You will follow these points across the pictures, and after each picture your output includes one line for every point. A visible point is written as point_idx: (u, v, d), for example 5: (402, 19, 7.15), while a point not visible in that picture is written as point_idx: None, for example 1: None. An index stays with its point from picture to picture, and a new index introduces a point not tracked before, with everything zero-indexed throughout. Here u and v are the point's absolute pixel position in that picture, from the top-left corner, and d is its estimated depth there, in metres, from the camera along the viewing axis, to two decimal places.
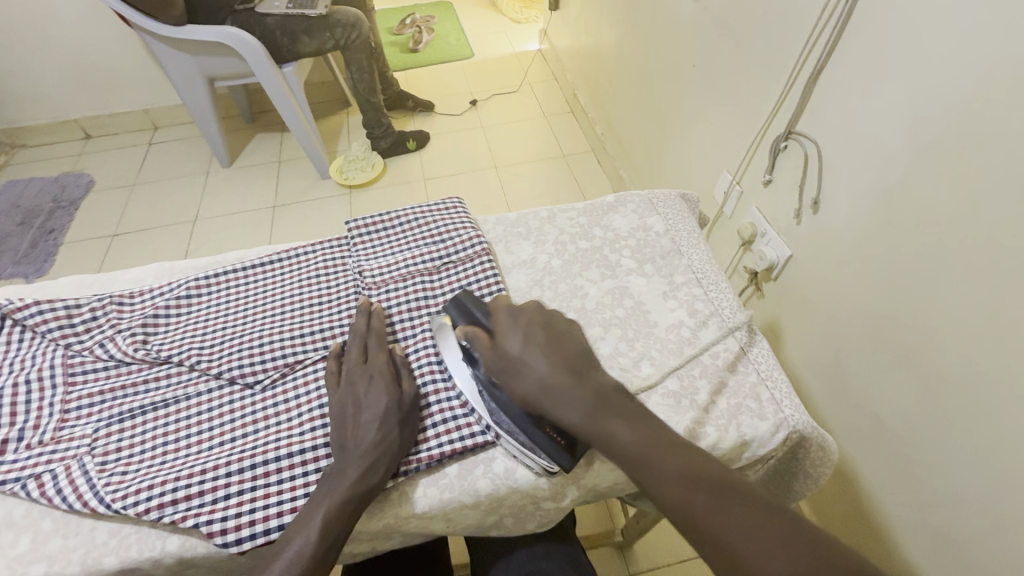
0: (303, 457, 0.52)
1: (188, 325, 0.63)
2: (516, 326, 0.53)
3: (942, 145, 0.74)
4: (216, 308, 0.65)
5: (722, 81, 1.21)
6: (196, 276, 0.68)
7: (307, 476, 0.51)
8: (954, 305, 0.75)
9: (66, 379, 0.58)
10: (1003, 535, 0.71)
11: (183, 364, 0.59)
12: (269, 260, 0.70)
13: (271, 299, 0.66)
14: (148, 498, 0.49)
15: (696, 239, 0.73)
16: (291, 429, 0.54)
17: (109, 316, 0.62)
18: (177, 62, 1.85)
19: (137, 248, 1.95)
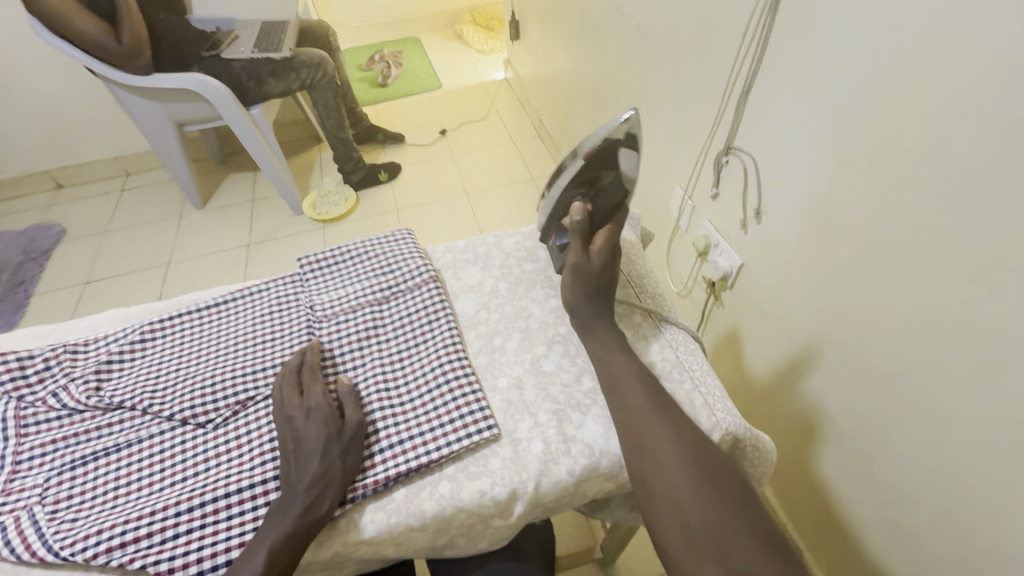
0: (253, 492, 0.53)
1: (142, 370, 0.64)
2: (604, 262, 0.64)
3: (857, 154, 0.79)
4: (170, 350, 0.67)
5: (667, 103, 1.27)
6: (150, 321, 0.70)
7: (256, 510, 0.52)
8: (883, 302, 0.79)
9: (19, 430, 0.59)
10: (962, 517, 0.74)
11: (136, 409, 0.60)
12: (223, 301, 0.72)
13: (225, 339, 0.68)
14: (96, 543, 0.49)
15: (634, 255, 0.77)
16: (241, 465, 0.55)
17: (62, 365, 0.63)
18: (145, 110, 1.89)
19: (110, 294, 1.94)
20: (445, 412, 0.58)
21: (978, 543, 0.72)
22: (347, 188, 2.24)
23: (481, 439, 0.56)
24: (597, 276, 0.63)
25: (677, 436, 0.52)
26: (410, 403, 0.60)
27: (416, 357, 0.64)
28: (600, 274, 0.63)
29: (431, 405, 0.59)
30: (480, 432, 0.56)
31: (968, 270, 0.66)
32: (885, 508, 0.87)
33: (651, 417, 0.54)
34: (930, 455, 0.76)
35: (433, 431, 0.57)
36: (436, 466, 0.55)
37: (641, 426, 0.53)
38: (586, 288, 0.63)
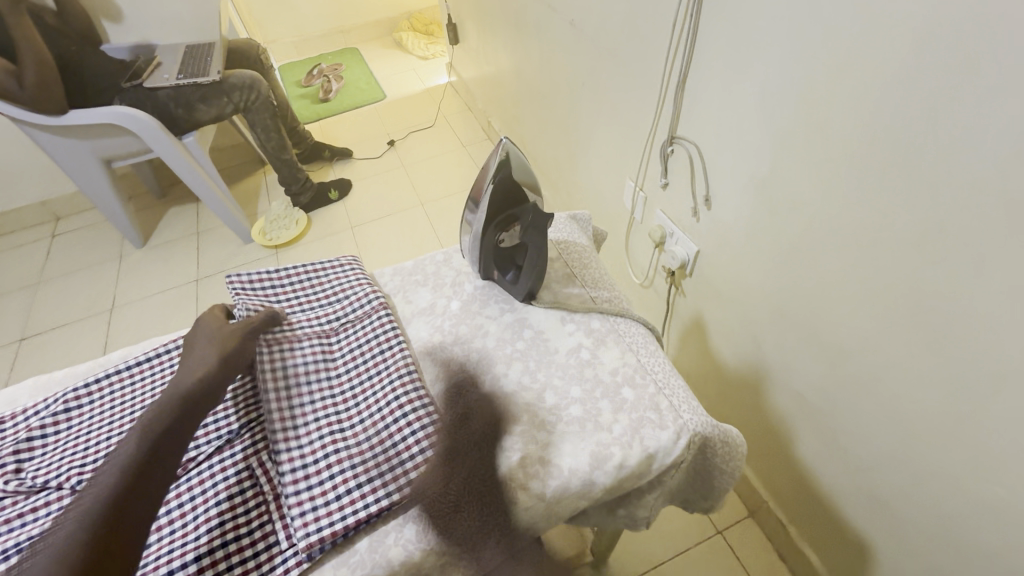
0: (198, 565, 0.49)
1: (67, 445, 0.59)
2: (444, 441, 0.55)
3: (794, 136, 0.80)
4: (99, 418, 0.62)
5: (609, 98, 1.27)
6: (74, 386, 0.64)
7: (198, 562, 0.49)
8: (835, 278, 0.80)
9: None
10: (928, 480, 0.76)
11: (63, 488, 0.55)
12: (156, 357, 0.67)
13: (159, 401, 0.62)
14: None
15: (587, 259, 0.75)
16: (186, 536, 0.51)
17: None
18: (66, 151, 1.76)
19: (50, 349, 1.81)
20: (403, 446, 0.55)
21: (949, 502, 0.74)
22: (296, 211, 2.16)
23: None
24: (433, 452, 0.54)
25: None
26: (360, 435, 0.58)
27: (370, 391, 0.61)
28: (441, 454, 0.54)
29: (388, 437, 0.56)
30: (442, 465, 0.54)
31: (911, 242, 0.67)
32: (858, 477, 0.89)
33: None
34: (895, 423, 0.78)
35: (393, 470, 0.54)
36: (399, 508, 0.53)
37: None
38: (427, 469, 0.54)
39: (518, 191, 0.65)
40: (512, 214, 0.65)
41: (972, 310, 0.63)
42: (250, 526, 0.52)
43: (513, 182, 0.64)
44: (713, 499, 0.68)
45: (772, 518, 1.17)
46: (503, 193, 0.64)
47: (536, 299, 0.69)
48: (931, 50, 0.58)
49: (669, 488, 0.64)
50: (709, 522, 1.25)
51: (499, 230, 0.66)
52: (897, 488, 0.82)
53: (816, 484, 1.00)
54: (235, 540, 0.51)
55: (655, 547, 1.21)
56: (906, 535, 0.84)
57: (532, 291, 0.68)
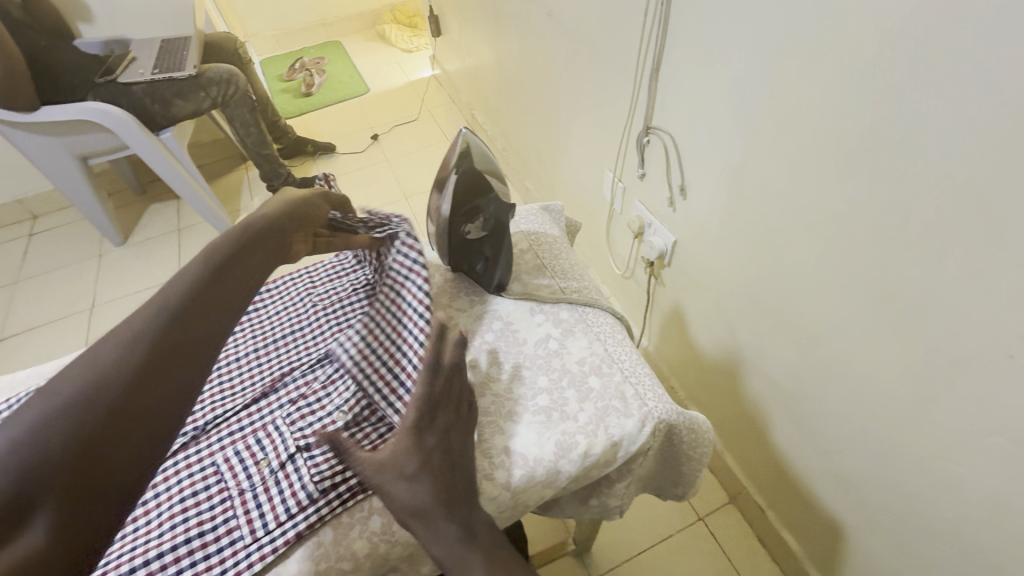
0: (161, 562, 0.48)
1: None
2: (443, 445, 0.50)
3: (762, 125, 0.80)
4: None
5: (587, 89, 1.26)
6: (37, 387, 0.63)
7: (161, 559, 0.49)
8: (805, 265, 0.81)
9: None
10: (896, 463, 0.77)
11: None
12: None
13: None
14: None
15: (557, 250, 0.75)
16: (149, 534, 0.51)
17: None
18: (39, 148, 1.73)
19: (29, 349, 1.79)
20: (367, 431, 0.58)
21: (916, 484, 0.75)
22: None
23: None
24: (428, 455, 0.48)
25: None
26: (328, 417, 0.59)
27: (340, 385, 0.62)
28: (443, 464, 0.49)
29: (353, 417, 0.59)
30: None
31: (875, 229, 0.68)
32: (829, 461, 0.91)
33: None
34: (863, 407, 0.79)
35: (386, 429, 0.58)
36: (366, 497, 0.53)
37: None
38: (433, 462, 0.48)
39: (483, 181, 0.64)
40: (475, 203, 0.65)
41: (933, 296, 0.64)
42: (216, 521, 0.52)
43: (476, 172, 0.63)
44: (683, 485, 0.68)
45: (752, 505, 1.18)
46: (466, 184, 0.63)
47: (505, 290, 0.69)
48: (889, 39, 0.58)
49: (638, 475, 0.64)
50: (691, 509, 1.26)
51: (464, 221, 0.65)
52: (866, 470, 0.83)
53: (791, 469, 1.02)
54: (199, 535, 0.50)
55: (639, 535, 1.22)
56: (876, 516, 0.85)
57: (502, 282, 0.69)
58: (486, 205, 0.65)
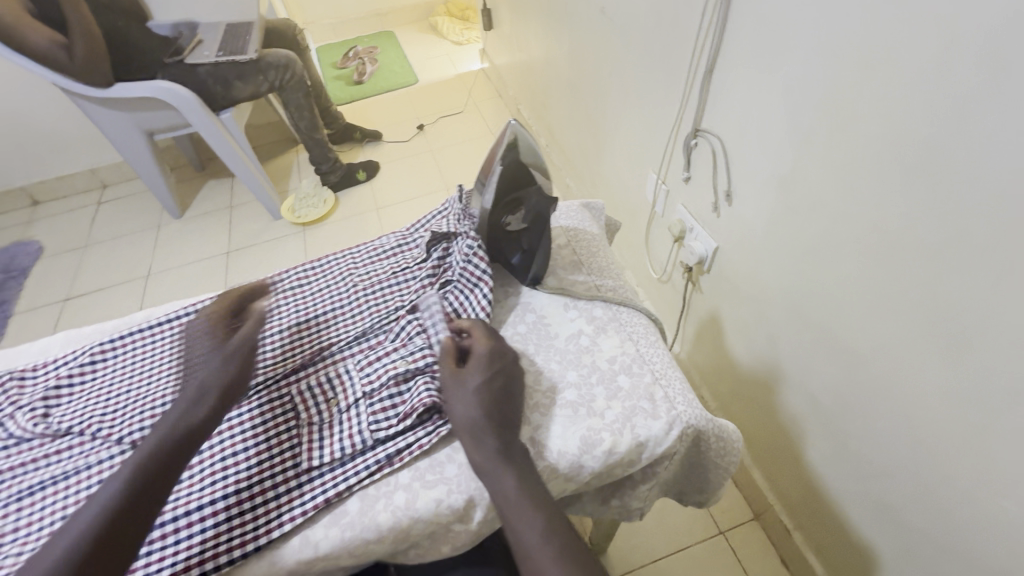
0: (202, 514, 0.52)
1: (92, 393, 0.64)
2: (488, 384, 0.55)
3: (817, 133, 0.77)
4: (120, 371, 0.66)
5: (636, 88, 1.24)
6: (100, 341, 0.69)
7: (202, 511, 0.52)
8: (853, 280, 0.78)
9: None
10: (936, 494, 0.74)
11: (85, 434, 0.60)
12: (174, 317, 0.71)
13: (177, 353, 0.67)
14: None
15: (596, 248, 0.75)
16: (192, 486, 0.55)
17: (9, 394, 0.65)
18: (112, 122, 1.85)
19: (91, 309, 1.92)
20: (417, 386, 0.59)
21: (958, 518, 0.72)
22: (324, 190, 2.21)
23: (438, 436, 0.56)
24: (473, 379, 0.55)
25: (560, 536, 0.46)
26: (390, 364, 0.61)
27: (380, 364, 0.62)
28: (492, 394, 0.54)
29: (413, 368, 0.60)
30: (436, 427, 0.56)
31: (932, 247, 0.65)
32: (864, 485, 0.88)
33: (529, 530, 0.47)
34: (906, 432, 0.76)
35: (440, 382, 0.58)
36: (394, 472, 0.55)
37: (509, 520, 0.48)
38: (486, 391, 0.54)
39: (526, 172, 0.66)
40: (515, 198, 0.66)
41: (986, 323, 0.61)
42: (252, 482, 0.55)
43: (521, 163, 0.65)
44: (707, 493, 0.68)
45: (777, 524, 1.15)
46: (506, 179, 0.64)
47: (541, 284, 0.69)
48: (961, 48, 0.55)
49: (663, 479, 0.64)
50: (712, 521, 1.24)
51: (505, 212, 0.66)
52: (906, 502, 0.80)
53: (823, 491, 0.99)
54: (235, 493, 0.54)
55: (656, 543, 1.21)
56: (913, 547, 0.82)
57: (537, 276, 0.69)
58: (528, 195, 0.66)
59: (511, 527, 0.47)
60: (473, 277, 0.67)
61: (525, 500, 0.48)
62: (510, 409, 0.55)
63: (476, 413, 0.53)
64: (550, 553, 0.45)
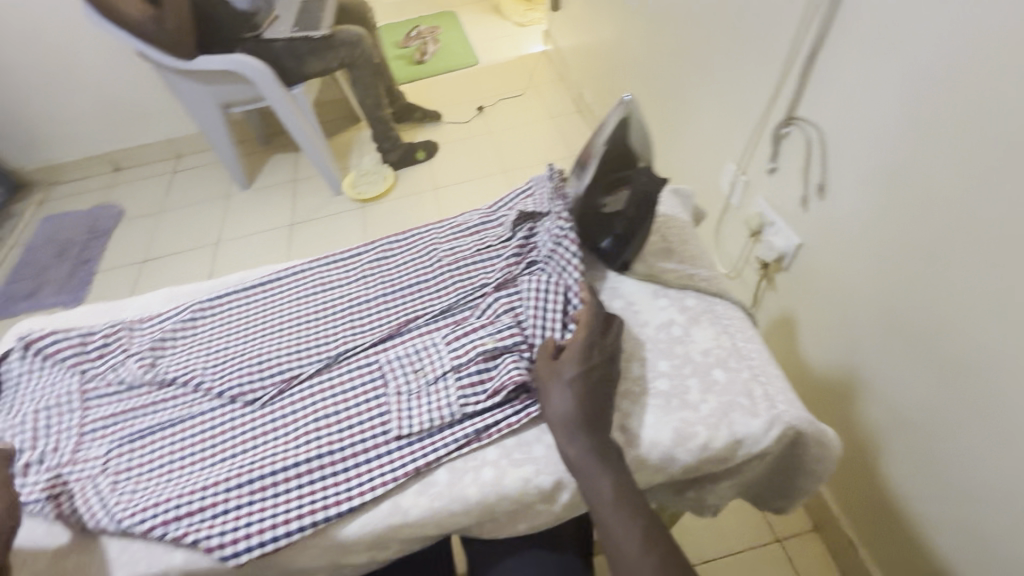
0: (298, 471, 0.57)
1: (193, 347, 0.70)
2: (582, 378, 0.54)
3: (937, 127, 0.72)
4: (218, 329, 0.73)
5: (720, 73, 1.19)
6: (200, 300, 0.76)
7: (298, 467, 0.57)
8: (961, 289, 0.73)
9: (82, 403, 0.65)
10: None
11: (187, 385, 0.66)
12: (270, 279, 0.79)
13: (275, 317, 0.73)
14: (154, 516, 0.55)
15: (686, 237, 0.73)
16: (287, 444, 0.59)
17: (120, 341, 0.71)
18: (194, 93, 1.93)
19: (166, 272, 2.03)
20: (505, 363, 0.59)
21: None
22: (385, 167, 2.25)
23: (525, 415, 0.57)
24: (568, 372, 0.54)
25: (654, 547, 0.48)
26: (478, 340, 0.61)
27: (466, 339, 0.62)
28: (587, 388, 0.54)
29: (500, 346, 0.60)
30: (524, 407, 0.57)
31: None
32: (946, 507, 0.82)
33: (625, 539, 0.48)
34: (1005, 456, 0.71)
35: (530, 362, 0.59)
36: (482, 447, 0.57)
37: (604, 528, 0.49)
38: (581, 386, 0.54)
39: (630, 153, 0.65)
40: (622, 176, 0.65)
41: None
42: (342, 444, 0.58)
43: (625, 143, 0.64)
44: (790, 498, 0.65)
45: (841, 538, 1.09)
46: (611, 156, 0.63)
47: (628, 270, 0.68)
48: None
49: (744, 478, 0.61)
50: (768, 527, 1.19)
51: (605, 191, 0.65)
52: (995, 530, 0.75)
53: (901, 509, 0.92)
54: (330, 454, 0.57)
55: (707, 543, 1.17)
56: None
57: (626, 262, 0.68)
58: (631, 175, 0.65)
59: (606, 528, 0.49)
60: (563, 259, 0.64)
61: (622, 506, 0.49)
62: (604, 402, 0.54)
63: (571, 408, 0.53)
64: (642, 563, 0.47)
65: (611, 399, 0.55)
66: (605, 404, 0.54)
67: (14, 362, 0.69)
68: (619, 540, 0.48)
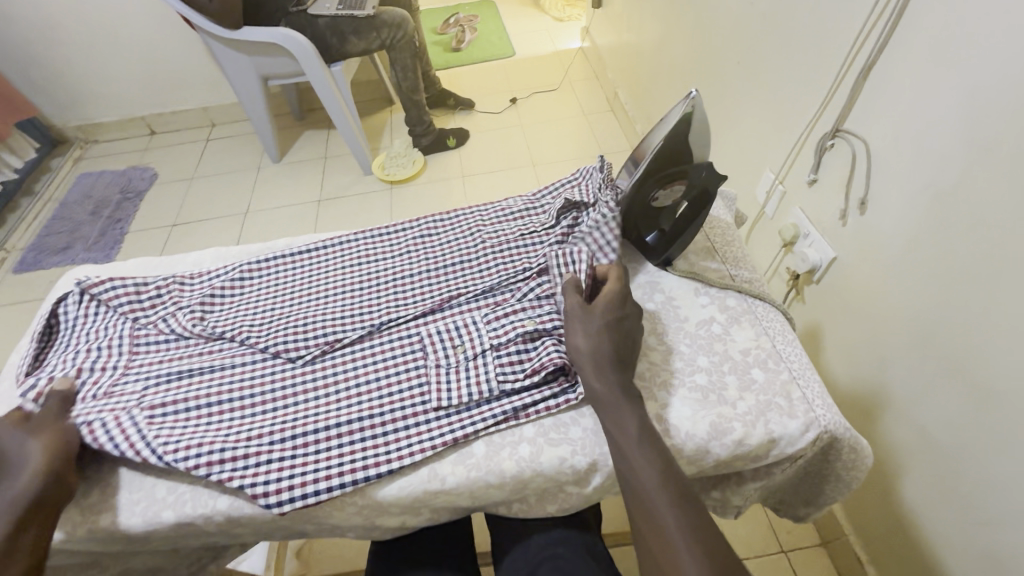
0: (339, 431, 0.59)
1: (240, 306, 0.73)
2: (603, 320, 0.58)
3: (989, 151, 0.72)
4: (264, 291, 0.76)
5: (767, 81, 1.18)
6: (248, 262, 0.80)
7: (339, 428, 0.59)
8: (995, 316, 0.73)
9: (132, 347, 0.68)
10: None
11: (235, 340, 0.68)
12: (315, 248, 0.81)
13: (319, 284, 0.76)
14: (197, 457, 0.56)
15: (729, 239, 0.75)
16: (328, 405, 0.61)
17: (172, 294, 0.74)
18: (236, 64, 1.96)
19: (194, 238, 2.06)
20: (545, 345, 0.61)
21: None
22: (415, 151, 2.27)
23: (563, 401, 0.59)
24: (595, 315, 0.59)
25: (670, 480, 0.50)
26: (518, 322, 0.64)
27: (506, 321, 0.64)
28: (611, 330, 0.58)
29: (541, 329, 0.62)
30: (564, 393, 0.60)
31: None
32: (963, 530, 0.83)
33: (644, 468, 0.51)
34: None
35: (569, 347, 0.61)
36: (518, 426, 0.59)
37: (625, 460, 0.52)
38: (605, 327, 0.58)
39: (689, 148, 0.64)
40: (681, 170, 0.65)
41: None
42: (383, 410, 0.60)
43: (685, 139, 0.63)
44: (815, 506, 0.65)
45: (849, 554, 1.09)
46: (669, 149, 0.63)
47: (670, 266, 0.71)
48: None
49: (774, 481, 0.62)
50: (774, 538, 1.19)
51: (659, 184, 0.66)
52: (1011, 555, 0.75)
53: (914, 530, 0.93)
54: (370, 418, 0.59)
55: None
56: None
57: (670, 257, 0.70)
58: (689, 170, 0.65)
59: (624, 458, 0.52)
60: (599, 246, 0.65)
61: (643, 441, 0.52)
62: (628, 351, 0.58)
63: (599, 348, 0.57)
64: (658, 488, 0.50)
65: (632, 349, 0.59)
66: (628, 352, 0.58)
67: (71, 305, 0.71)
68: (639, 471, 0.51)
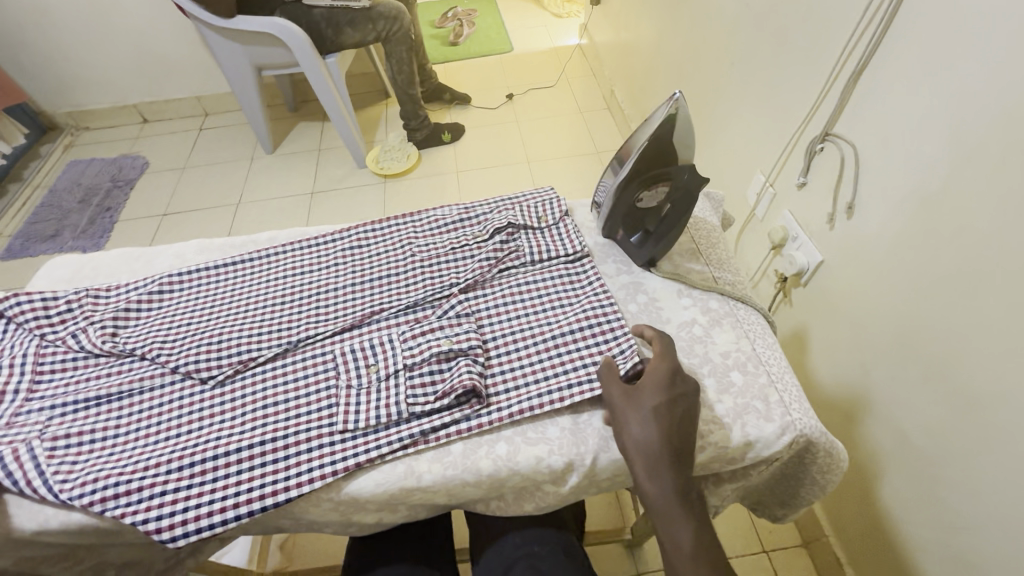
0: (239, 456, 0.58)
1: (156, 321, 0.73)
2: (653, 408, 0.54)
3: (972, 160, 0.72)
4: (184, 305, 0.75)
5: (760, 83, 1.18)
6: (169, 274, 0.79)
7: (239, 453, 0.58)
8: (973, 322, 0.74)
9: (35, 367, 0.67)
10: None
11: (145, 357, 0.68)
12: (240, 260, 0.81)
13: (241, 298, 0.76)
14: (93, 492, 0.56)
15: (715, 241, 0.75)
16: (232, 429, 0.61)
17: (83, 309, 0.72)
18: (229, 52, 1.94)
19: (184, 228, 2.05)
20: (458, 365, 0.61)
21: None
22: (410, 146, 2.25)
23: (477, 420, 0.59)
24: (647, 402, 0.54)
25: None
26: (433, 341, 0.64)
27: (422, 340, 0.64)
28: (665, 420, 0.53)
29: (456, 348, 0.63)
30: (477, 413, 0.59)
31: None
32: (937, 533, 0.84)
33: None
34: (1002, 486, 0.71)
35: (517, 389, 0.61)
36: (496, 427, 0.59)
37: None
38: (656, 416, 0.53)
39: (672, 150, 0.65)
40: (663, 172, 0.65)
41: None
42: (287, 433, 0.60)
43: (668, 140, 0.63)
44: (792, 509, 0.66)
45: (828, 555, 1.10)
46: (654, 150, 0.64)
47: (655, 267, 0.71)
48: None
49: (750, 484, 0.62)
50: (756, 538, 1.19)
51: (643, 186, 0.66)
52: (982, 557, 0.76)
53: (892, 531, 0.94)
54: (272, 441, 0.59)
55: None
56: None
57: (653, 259, 0.71)
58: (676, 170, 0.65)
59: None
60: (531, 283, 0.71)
61: (700, 561, 0.50)
62: (685, 439, 0.54)
63: (651, 440, 0.53)
64: None
65: (690, 431, 0.55)
66: (686, 440, 0.53)
67: None
68: None
